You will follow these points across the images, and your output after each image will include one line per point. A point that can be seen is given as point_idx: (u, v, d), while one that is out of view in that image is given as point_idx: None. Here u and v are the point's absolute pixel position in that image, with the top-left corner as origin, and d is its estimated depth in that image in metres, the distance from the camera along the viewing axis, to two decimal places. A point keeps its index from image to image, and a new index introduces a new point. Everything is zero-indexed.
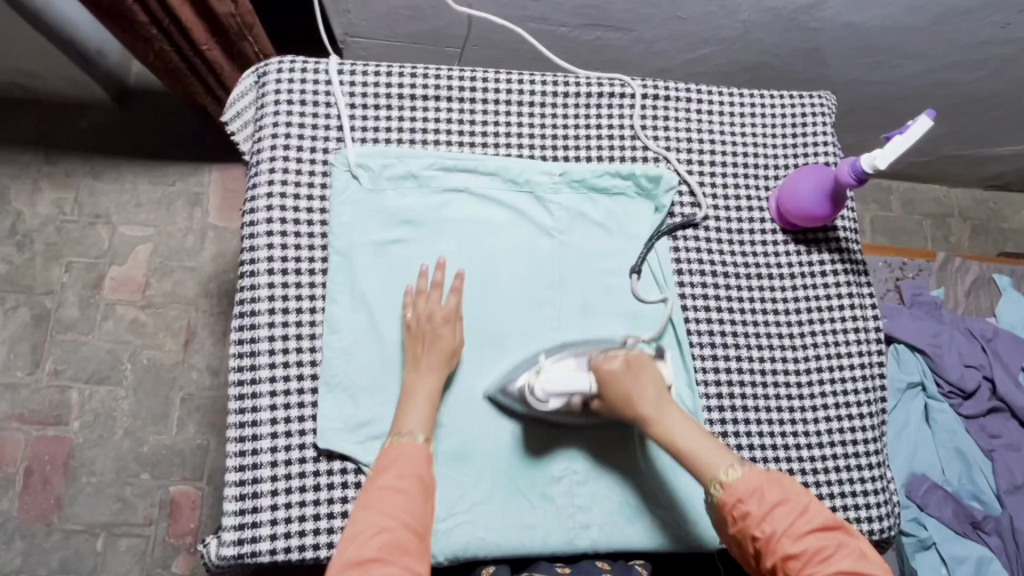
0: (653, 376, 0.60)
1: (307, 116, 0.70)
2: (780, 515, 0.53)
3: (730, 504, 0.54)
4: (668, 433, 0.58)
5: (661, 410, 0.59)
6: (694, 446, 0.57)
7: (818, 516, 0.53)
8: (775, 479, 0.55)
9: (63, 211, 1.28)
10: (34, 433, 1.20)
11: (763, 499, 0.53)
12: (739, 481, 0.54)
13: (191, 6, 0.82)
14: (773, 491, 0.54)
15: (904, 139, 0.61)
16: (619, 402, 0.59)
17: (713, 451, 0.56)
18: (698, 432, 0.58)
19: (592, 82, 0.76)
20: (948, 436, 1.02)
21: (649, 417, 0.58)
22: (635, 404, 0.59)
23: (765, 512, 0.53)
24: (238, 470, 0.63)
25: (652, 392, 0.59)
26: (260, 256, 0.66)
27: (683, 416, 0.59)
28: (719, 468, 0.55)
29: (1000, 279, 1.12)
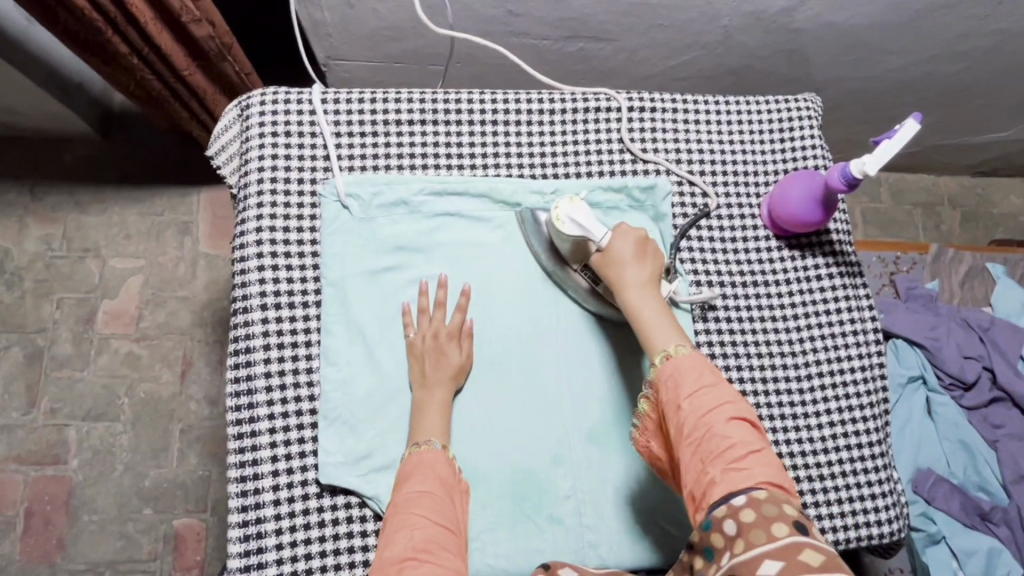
0: (652, 263, 0.64)
1: (293, 147, 0.70)
2: (711, 395, 0.54)
3: (673, 372, 0.56)
4: (638, 302, 0.61)
5: (646, 284, 0.62)
6: (655, 319, 0.60)
7: (748, 412, 0.53)
8: (716, 369, 0.56)
9: (51, 247, 1.27)
10: (33, 473, 1.19)
11: (699, 376, 0.55)
12: (684, 356, 0.56)
13: (170, 32, 0.82)
14: (710, 375, 0.55)
15: (893, 142, 0.61)
16: (604, 263, 0.64)
17: (671, 330, 0.59)
18: (666, 314, 0.61)
19: (578, 98, 0.75)
20: (951, 429, 1.02)
21: (630, 284, 0.62)
22: (624, 269, 0.63)
23: (696, 386, 0.54)
24: (241, 511, 0.62)
25: (646, 269, 0.63)
26: (252, 292, 0.65)
27: (661, 299, 0.62)
28: (668, 343, 0.58)
29: (994, 268, 1.13)
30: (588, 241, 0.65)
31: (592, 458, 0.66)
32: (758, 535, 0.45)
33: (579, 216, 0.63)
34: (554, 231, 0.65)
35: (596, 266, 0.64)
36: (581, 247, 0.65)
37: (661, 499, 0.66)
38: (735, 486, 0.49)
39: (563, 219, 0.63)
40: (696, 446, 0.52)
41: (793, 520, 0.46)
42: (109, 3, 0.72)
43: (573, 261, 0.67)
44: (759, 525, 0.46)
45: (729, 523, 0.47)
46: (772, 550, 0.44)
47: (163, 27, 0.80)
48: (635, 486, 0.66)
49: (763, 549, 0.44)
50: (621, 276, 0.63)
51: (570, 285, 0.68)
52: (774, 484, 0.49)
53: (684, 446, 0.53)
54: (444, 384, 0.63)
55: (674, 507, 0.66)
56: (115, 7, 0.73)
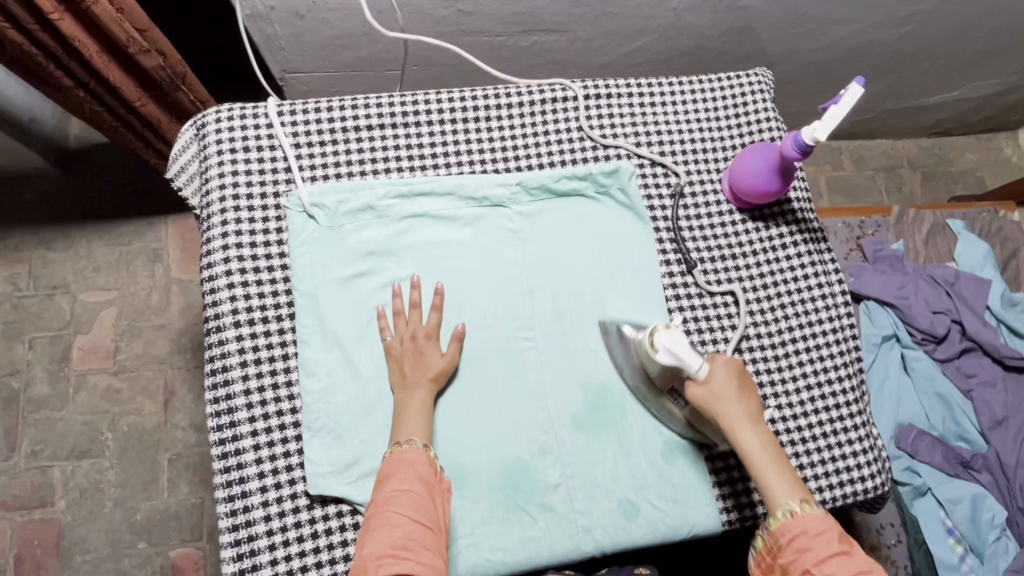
0: (752, 396, 0.61)
1: (253, 163, 0.69)
2: (842, 563, 0.54)
3: (795, 535, 0.56)
4: (750, 447, 0.59)
5: (754, 422, 0.60)
6: (772, 468, 0.58)
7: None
8: (840, 532, 0.55)
9: (18, 288, 1.25)
10: (20, 518, 1.16)
11: (828, 544, 0.55)
12: (809, 515, 0.56)
13: (117, 64, 0.80)
14: (839, 542, 0.55)
15: (840, 108, 0.62)
16: (705, 401, 0.60)
17: (789, 479, 0.58)
18: (780, 458, 0.59)
19: (534, 90, 0.76)
20: (927, 382, 1.04)
21: (741, 425, 0.59)
22: (728, 409, 0.59)
23: (825, 554, 0.54)
24: (232, 531, 0.61)
25: (750, 406, 0.60)
26: (223, 310, 0.65)
27: (770, 437, 0.60)
28: (791, 498, 0.57)
29: (954, 224, 1.15)
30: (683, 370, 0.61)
31: (578, 443, 0.67)
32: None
33: (676, 345, 0.59)
34: (646, 355, 0.62)
35: (691, 399, 0.60)
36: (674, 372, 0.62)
37: (650, 478, 0.67)
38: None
39: (658, 350, 0.60)
40: None
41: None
42: (48, 37, 0.72)
43: (664, 384, 0.64)
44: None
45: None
46: None
47: (110, 59, 0.79)
48: (623, 468, 0.67)
49: None
50: (730, 415, 0.59)
51: (663, 411, 0.67)
52: None
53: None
54: (424, 385, 0.63)
55: (664, 484, 0.67)
56: (54, 40, 0.73)
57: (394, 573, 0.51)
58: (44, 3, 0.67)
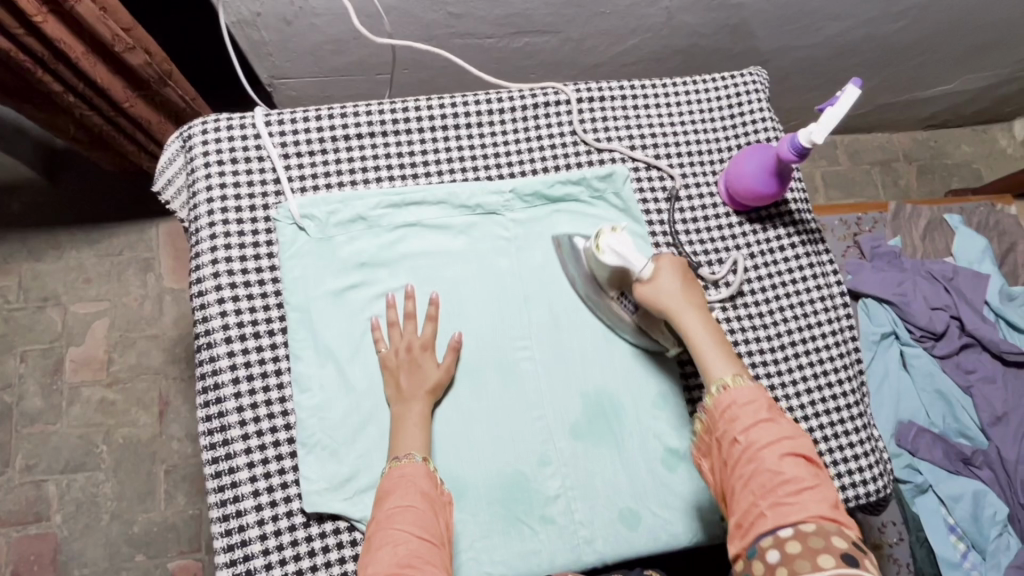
0: (695, 290, 0.64)
1: (241, 174, 0.68)
2: (769, 431, 0.54)
3: (726, 405, 0.56)
4: (692, 331, 0.61)
5: (695, 310, 0.62)
6: (710, 348, 0.60)
7: (805, 448, 0.54)
8: (773, 404, 0.57)
9: (8, 300, 1.23)
10: (16, 533, 1.15)
11: (755, 412, 0.55)
12: (740, 388, 0.57)
13: (104, 64, 0.79)
14: (767, 410, 0.56)
15: (836, 108, 0.61)
16: (649, 293, 0.63)
17: (726, 358, 0.59)
18: (721, 343, 0.61)
19: (526, 94, 0.75)
20: (927, 379, 1.04)
21: (681, 313, 0.62)
22: (671, 298, 0.62)
23: (753, 421, 0.55)
24: (227, 550, 0.60)
25: (694, 297, 0.63)
26: (214, 326, 0.64)
27: (712, 325, 0.62)
28: (725, 373, 0.58)
29: (951, 219, 1.15)
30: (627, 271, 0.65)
31: (577, 453, 0.66)
32: (803, 565, 0.47)
33: (621, 246, 0.63)
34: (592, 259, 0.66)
35: (638, 297, 0.63)
36: (620, 277, 0.65)
37: (650, 487, 0.66)
38: (784, 520, 0.50)
39: (603, 249, 0.64)
40: (749, 476, 0.53)
41: (842, 553, 0.47)
42: (34, 42, 0.71)
43: (612, 290, 0.67)
44: (805, 556, 0.48)
45: (773, 553, 0.49)
46: None
47: (97, 60, 0.77)
48: (623, 477, 0.66)
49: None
50: (672, 304, 0.62)
51: (607, 312, 0.68)
52: (827, 518, 0.50)
53: (736, 479, 0.54)
54: (420, 398, 0.62)
55: (663, 492, 0.66)
56: (41, 45, 0.71)
57: None
58: (28, 5, 0.65)
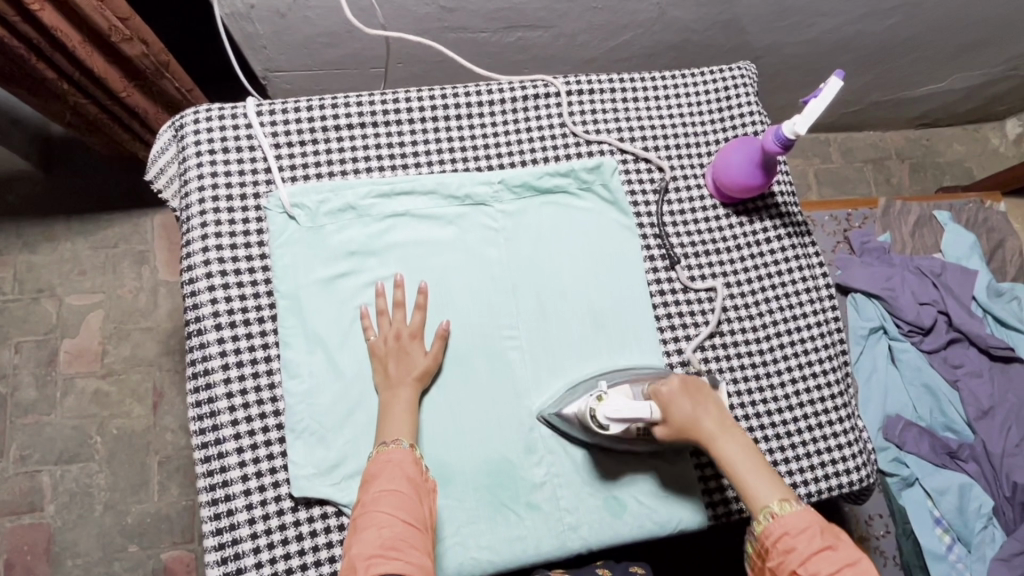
0: (720, 408, 0.62)
1: (232, 164, 0.69)
2: (827, 559, 0.52)
3: (778, 536, 0.55)
4: (728, 455, 0.59)
5: (729, 434, 0.60)
6: (750, 472, 0.58)
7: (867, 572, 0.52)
8: (828, 528, 0.54)
9: (3, 292, 1.23)
10: (9, 523, 1.16)
11: (812, 540, 0.54)
12: (790, 515, 0.55)
13: (99, 52, 0.79)
14: (823, 537, 0.54)
15: (820, 101, 0.62)
16: (676, 422, 0.60)
17: (770, 482, 0.57)
18: (760, 463, 0.59)
19: (517, 86, 0.76)
20: (914, 373, 1.05)
21: (714, 438, 0.59)
22: (700, 425, 0.60)
23: (809, 552, 0.53)
24: (216, 534, 0.61)
25: (722, 416, 0.61)
26: (204, 313, 0.64)
27: (748, 443, 0.60)
28: (771, 500, 0.56)
29: (940, 215, 1.16)
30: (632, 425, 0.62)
31: (564, 441, 0.67)
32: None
33: (618, 408, 0.60)
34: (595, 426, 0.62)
35: (664, 435, 0.61)
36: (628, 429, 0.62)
37: (636, 475, 0.67)
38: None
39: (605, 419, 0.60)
40: None
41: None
42: (30, 29, 0.71)
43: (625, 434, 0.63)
44: None
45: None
46: None
47: (92, 48, 0.77)
48: (608, 465, 0.67)
49: None
50: (703, 431, 0.60)
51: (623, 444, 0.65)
52: None
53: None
54: (408, 385, 0.63)
55: (648, 478, 0.67)
56: (36, 32, 0.71)
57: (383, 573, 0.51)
58: None
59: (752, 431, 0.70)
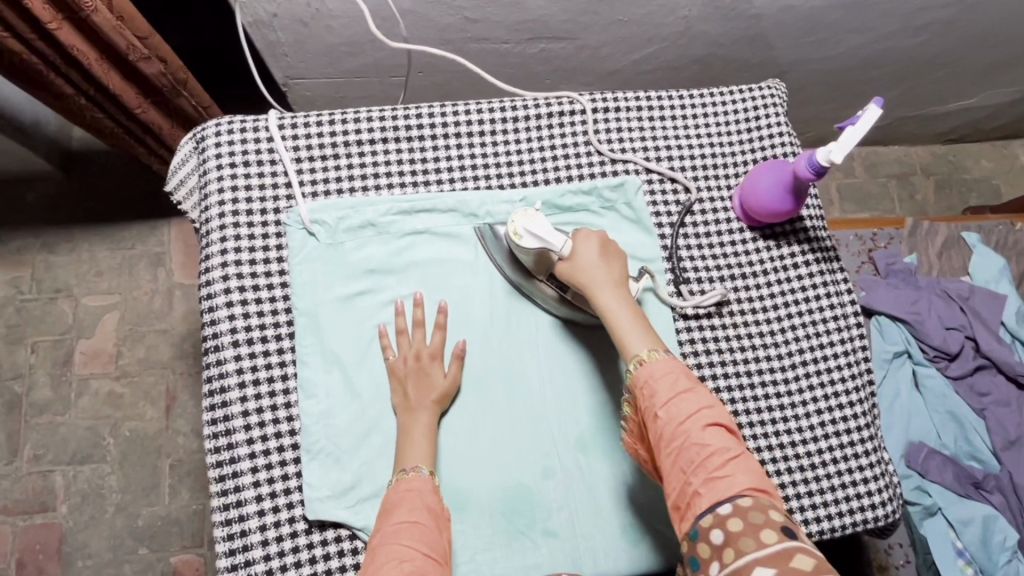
0: (617, 263, 0.63)
1: (252, 177, 0.68)
2: (689, 401, 0.53)
3: (644, 382, 0.55)
4: (609, 306, 0.59)
5: (617, 286, 0.61)
6: (625, 321, 0.58)
7: (723, 416, 0.53)
8: (689, 373, 0.55)
9: (21, 291, 1.24)
10: (22, 523, 1.16)
11: (674, 383, 0.54)
12: (658, 361, 0.55)
13: (117, 71, 0.79)
14: (685, 381, 0.54)
15: (857, 128, 0.60)
16: (569, 271, 0.62)
17: (645, 334, 0.58)
18: (640, 318, 0.59)
19: (541, 103, 0.74)
20: (939, 400, 1.02)
21: (601, 286, 0.60)
22: (591, 273, 0.61)
23: (672, 394, 0.53)
24: (229, 555, 0.60)
25: (613, 272, 0.62)
26: (222, 330, 0.64)
27: (633, 300, 0.61)
28: (642, 349, 0.57)
29: (969, 237, 1.13)
30: (548, 253, 0.63)
31: (582, 467, 0.65)
32: (747, 544, 0.46)
33: (538, 229, 0.62)
34: (514, 244, 0.64)
35: (559, 273, 0.63)
36: (543, 259, 0.64)
37: (655, 503, 0.65)
38: (720, 495, 0.49)
39: (521, 235, 0.62)
40: (676, 456, 0.51)
41: (781, 527, 0.46)
42: (48, 47, 0.71)
43: (540, 273, 0.66)
44: (747, 533, 0.46)
45: (716, 532, 0.47)
46: (764, 558, 0.44)
47: (109, 66, 0.77)
48: (627, 492, 0.65)
49: (755, 558, 0.44)
50: (590, 278, 0.61)
51: (537, 294, 0.67)
52: (759, 489, 0.49)
53: (664, 457, 0.52)
54: (428, 408, 0.62)
55: (667, 507, 0.65)
56: (53, 49, 0.71)
57: None
58: (43, 12, 0.65)
59: (776, 463, 0.68)
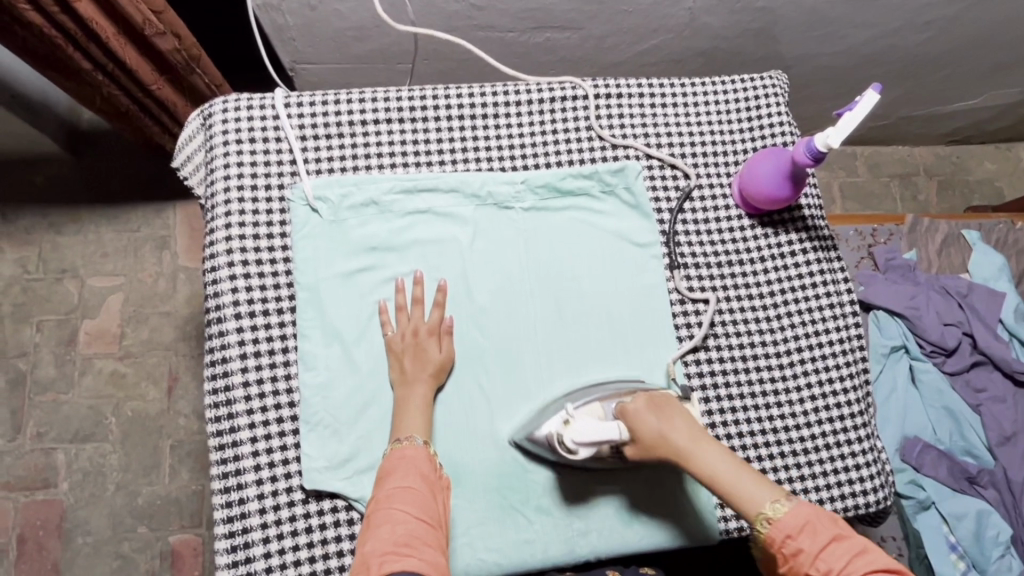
0: (684, 416, 0.58)
1: (258, 154, 0.69)
2: (837, 552, 0.48)
3: (780, 542, 0.51)
4: (710, 468, 0.54)
5: (700, 442, 0.56)
6: (735, 477, 0.53)
7: (881, 560, 0.47)
8: (833, 520, 0.50)
9: (27, 270, 1.26)
10: (23, 499, 1.18)
11: (815, 535, 0.50)
12: (784, 516, 0.51)
13: (132, 45, 0.80)
14: (829, 530, 0.50)
15: (855, 114, 0.60)
16: (645, 447, 0.57)
17: (757, 482, 0.53)
18: (741, 465, 0.54)
19: (544, 87, 0.75)
20: (935, 395, 1.03)
21: (683, 452, 0.55)
22: (669, 440, 0.56)
23: (819, 549, 0.49)
24: (227, 522, 0.61)
25: (688, 427, 0.57)
26: (225, 301, 0.65)
27: (724, 448, 0.56)
28: (764, 502, 0.52)
29: (969, 234, 1.13)
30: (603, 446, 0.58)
31: None
32: None
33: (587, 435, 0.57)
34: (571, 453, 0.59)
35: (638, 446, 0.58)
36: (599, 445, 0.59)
37: (649, 483, 0.66)
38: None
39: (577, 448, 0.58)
40: None
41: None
42: (68, 20, 0.72)
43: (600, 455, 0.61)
44: None
45: None
46: None
47: (126, 41, 0.79)
48: (620, 471, 0.66)
49: None
50: (669, 447, 0.56)
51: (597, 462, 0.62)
52: None
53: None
54: (424, 382, 0.63)
55: (660, 488, 0.66)
56: (74, 23, 0.73)
57: (396, 570, 0.50)
58: None
59: (768, 447, 0.69)
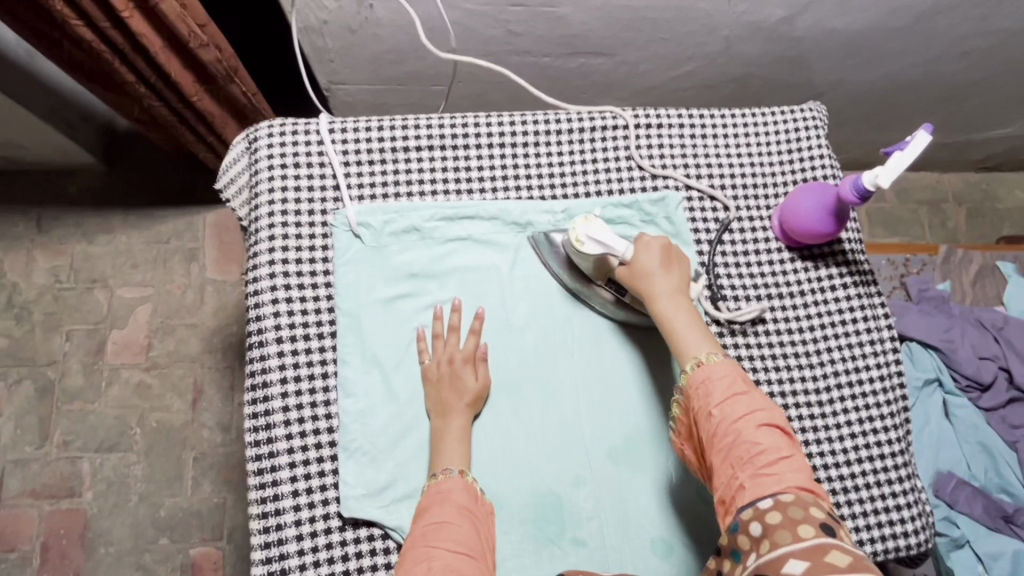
0: (678, 271, 0.63)
1: (302, 179, 0.70)
2: (743, 402, 0.53)
3: (700, 381, 0.56)
4: (671, 308, 0.60)
5: (676, 293, 0.61)
6: (684, 327, 0.59)
7: (779, 419, 0.53)
8: (747, 377, 0.56)
9: (59, 279, 1.27)
10: (48, 507, 1.18)
11: (730, 384, 0.55)
12: (714, 363, 0.56)
13: (177, 59, 0.82)
14: (741, 384, 0.55)
15: (906, 154, 0.60)
16: (628, 276, 0.63)
17: (705, 337, 0.59)
18: (700, 322, 0.60)
19: (585, 117, 0.75)
20: (969, 431, 1.01)
21: (661, 292, 0.61)
22: (651, 277, 0.62)
23: (728, 395, 0.54)
24: (264, 548, 0.61)
25: (674, 277, 0.62)
26: (267, 326, 0.65)
27: (693, 306, 0.61)
28: (700, 351, 0.57)
29: (1005, 266, 1.12)
30: (611, 257, 0.65)
31: (613, 477, 0.66)
32: (783, 536, 0.45)
33: (598, 234, 0.64)
34: (574, 251, 0.66)
35: (621, 279, 0.65)
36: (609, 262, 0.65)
37: (688, 517, 0.65)
38: (764, 492, 0.49)
39: (583, 241, 0.64)
40: (725, 451, 0.52)
41: (820, 522, 0.45)
42: (117, 34, 0.73)
43: (598, 277, 0.67)
44: (784, 526, 0.46)
45: (755, 525, 0.47)
46: (798, 551, 0.44)
47: (172, 54, 0.80)
48: (657, 505, 0.65)
49: (789, 550, 0.44)
50: (650, 284, 0.62)
51: (595, 298, 0.68)
52: (804, 489, 0.49)
53: (714, 453, 0.53)
54: (462, 411, 0.63)
55: (698, 524, 0.65)
56: (124, 39, 0.75)
57: None
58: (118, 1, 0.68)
59: None
